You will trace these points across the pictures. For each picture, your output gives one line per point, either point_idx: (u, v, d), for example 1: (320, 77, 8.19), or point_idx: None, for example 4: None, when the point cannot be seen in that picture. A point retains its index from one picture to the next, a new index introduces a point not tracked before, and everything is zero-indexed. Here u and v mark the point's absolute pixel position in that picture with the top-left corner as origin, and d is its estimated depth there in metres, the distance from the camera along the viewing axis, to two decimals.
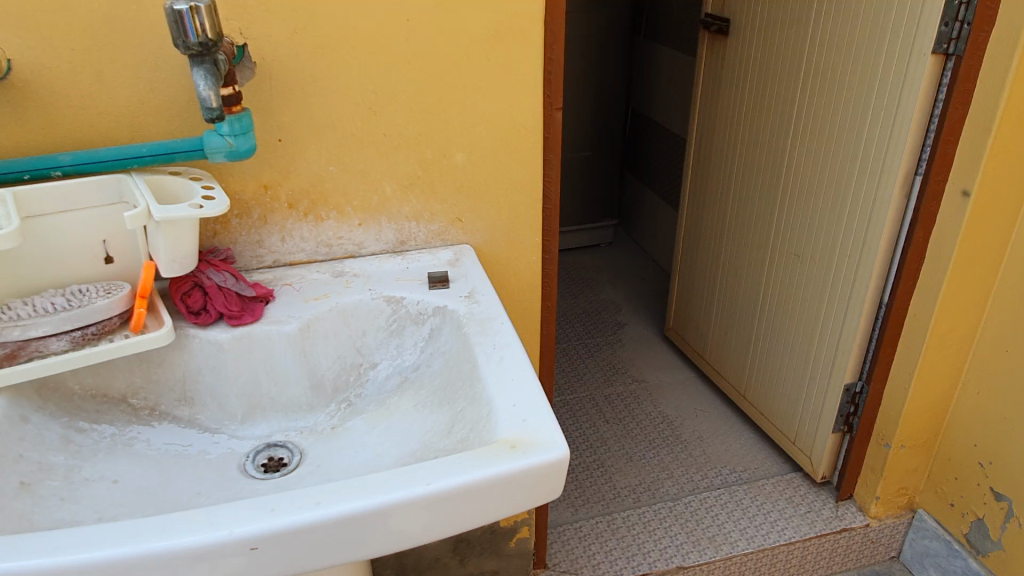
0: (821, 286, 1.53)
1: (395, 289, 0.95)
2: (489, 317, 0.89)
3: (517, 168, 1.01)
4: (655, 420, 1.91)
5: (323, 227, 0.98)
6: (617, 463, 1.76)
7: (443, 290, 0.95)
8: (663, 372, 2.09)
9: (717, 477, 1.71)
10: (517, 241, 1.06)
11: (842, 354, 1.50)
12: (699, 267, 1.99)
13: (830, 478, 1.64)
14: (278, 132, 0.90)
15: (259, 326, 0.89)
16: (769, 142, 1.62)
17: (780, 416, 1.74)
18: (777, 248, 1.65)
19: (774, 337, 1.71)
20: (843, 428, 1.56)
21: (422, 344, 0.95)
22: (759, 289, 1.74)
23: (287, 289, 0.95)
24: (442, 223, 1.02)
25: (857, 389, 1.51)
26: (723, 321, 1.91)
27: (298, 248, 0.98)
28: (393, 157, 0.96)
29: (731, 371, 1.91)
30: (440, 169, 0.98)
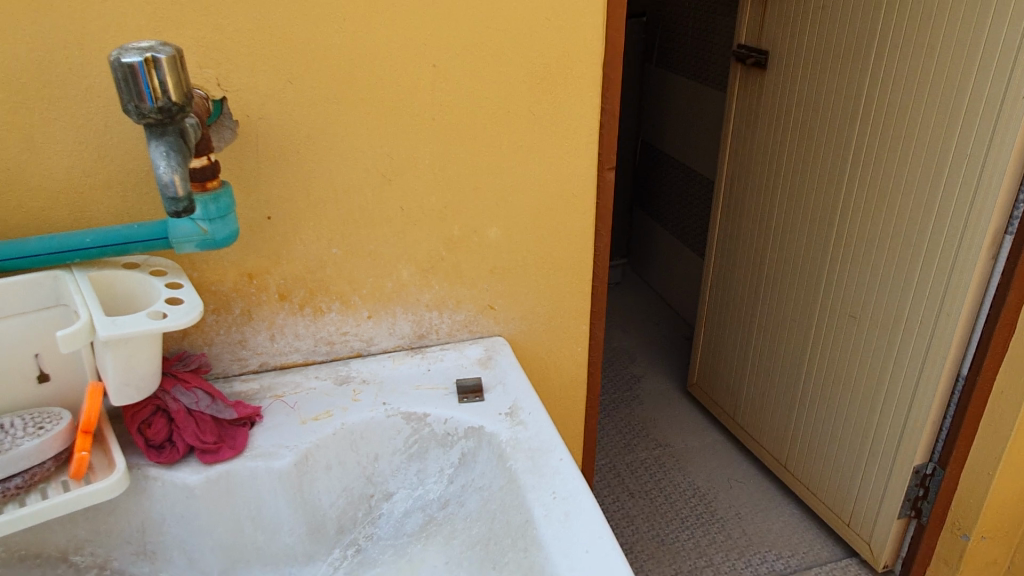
0: (884, 353, 1.35)
1: (415, 401, 0.75)
2: (542, 447, 0.69)
3: (563, 243, 0.82)
4: (686, 492, 1.69)
5: (323, 321, 0.78)
6: (648, 549, 1.53)
7: (477, 403, 0.75)
8: (689, 435, 1.88)
9: (762, 565, 1.49)
10: (560, 329, 0.87)
11: (911, 431, 1.31)
12: (730, 320, 1.80)
13: (892, 566, 1.44)
14: (265, 207, 0.71)
15: (241, 462, 0.67)
16: (819, 187, 1.44)
17: (830, 493, 1.53)
18: (829, 307, 1.47)
19: (822, 404, 1.52)
20: (909, 513, 1.37)
21: (451, 473, 0.75)
22: (805, 349, 1.55)
23: (279, 404, 0.74)
24: (469, 312, 0.82)
25: (929, 470, 1.32)
26: (758, 381, 1.72)
27: (292, 348, 0.78)
28: (412, 234, 0.76)
29: (768, 437, 1.71)
30: (468, 247, 0.79)
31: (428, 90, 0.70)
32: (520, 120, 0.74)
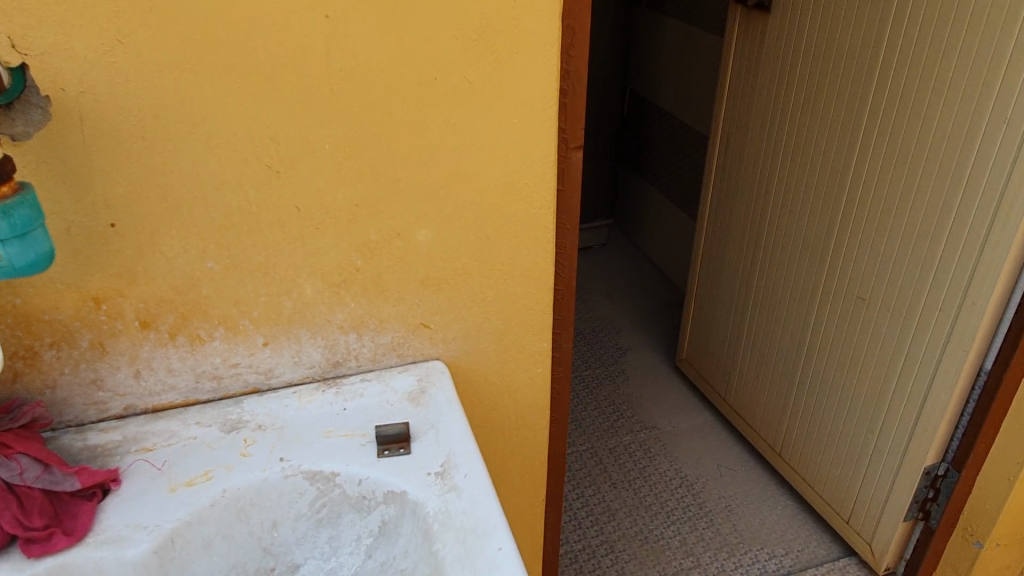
0: (897, 338, 1.18)
1: (322, 455, 0.59)
2: (477, 527, 0.52)
3: (515, 244, 0.64)
4: (673, 481, 1.53)
5: (205, 351, 0.61)
6: (631, 547, 1.38)
7: (401, 458, 0.59)
8: (677, 414, 1.71)
9: (755, 565, 1.34)
10: (514, 348, 0.70)
11: (922, 428, 1.15)
12: (723, 293, 1.63)
13: (895, 568, 1.28)
14: (105, 211, 0.53)
15: (81, 551, 0.51)
16: (829, 148, 1.25)
17: (829, 487, 1.37)
18: (836, 285, 1.30)
19: (823, 391, 1.36)
20: (917, 515, 1.21)
21: (369, 544, 0.59)
22: (807, 329, 1.38)
23: (143, 463, 0.58)
24: (397, 333, 0.65)
25: (941, 471, 1.16)
26: (752, 361, 1.55)
27: (167, 386, 0.61)
28: (315, 239, 0.59)
29: (762, 422, 1.55)
30: (391, 253, 0.61)
31: (321, 50, 0.51)
32: (450, 88, 0.55)
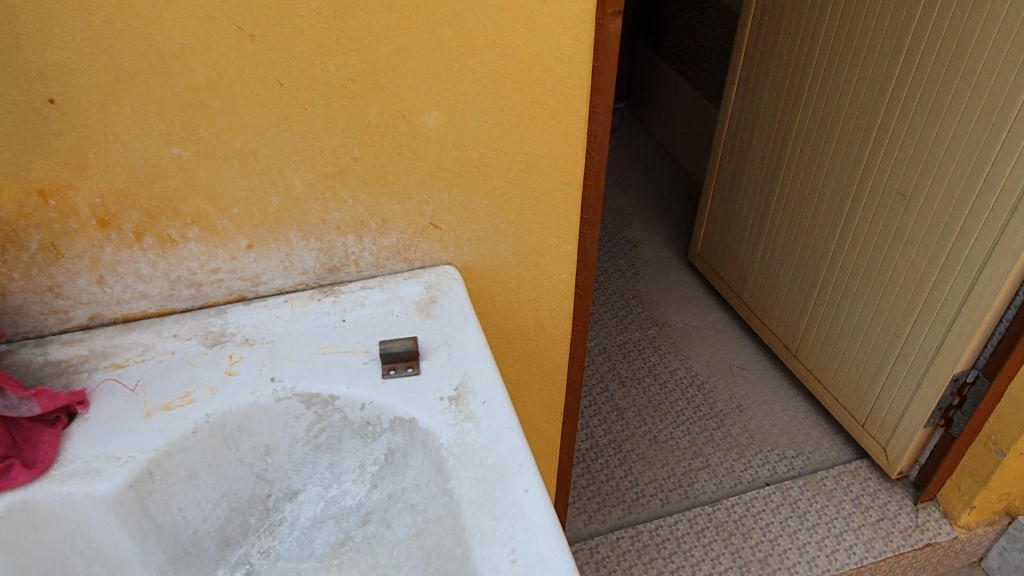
0: (935, 240, 1.09)
1: (318, 375, 0.51)
2: (498, 464, 0.45)
3: (540, 133, 0.54)
4: (683, 380, 1.48)
5: (178, 255, 0.52)
6: (638, 447, 1.36)
7: (409, 379, 0.51)
8: (689, 311, 1.64)
9: (764, 467, 1.31)
10: (536, 252, 0.61)
11: (954, 336, 1.08)
12: (744, 185, 1.51)
13: (908, 472, 1.25)
14: (42, 84, 0.43)
15: (44, 485, 0.44)
16: (881, 23, 1.11)
17: (847, 390, 1.32)
18: (874, 179, 1.18)
19: (847, 292, 1.28)
20: (938, 422, 1.16)
21: (374, 473, 0.53)
22: (835, 226, 1.28)
23: (113, 382, 0.50)
24: (403, 235, 0.56)
25: (970, 378, 1.10)
26: (772, 259, 1.46)
27: (137, 294, 0.53)
28: (302, 121, 0.48)
29: (778, 322, 1.48)
30: (395, 141, 0.51)
31: None
32: None
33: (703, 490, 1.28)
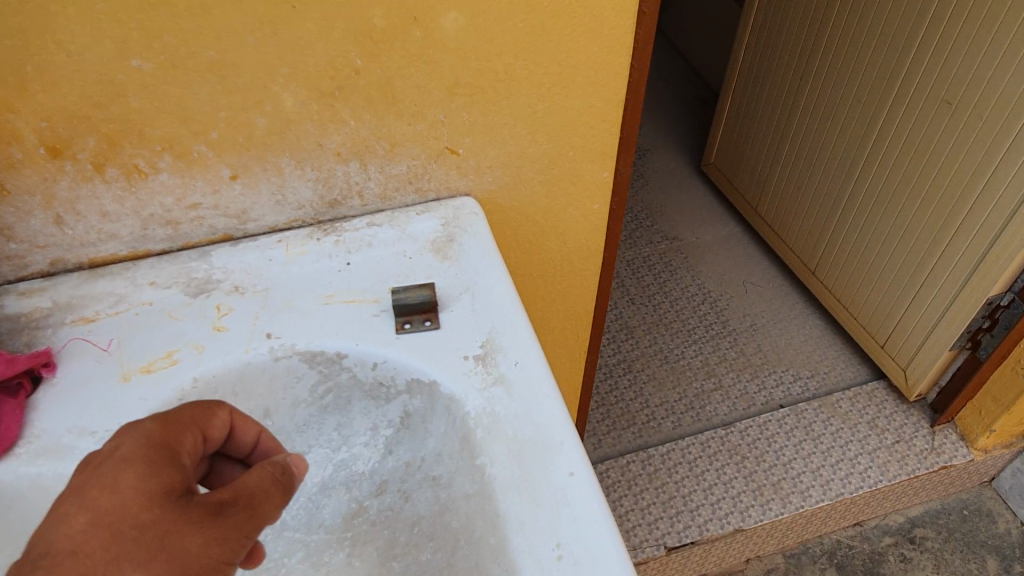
0: (979, 152, 0.99)
1: (321, 329, 0.44)
2: (535, 440, 0.39)
3: (579, 39, 0.45)
4: (695, 298, 1.42)
5: (149, 189, 0.44)
6: (648, 369, 1.31)
7: (427, 334, 0.44)
8: (701, 224, 1.57)
9: (777, 388, 1.28)
10: (567, 180, 0.53)
11: (990, 260, 1.00)
12: (765, 90, 1.40)
13: (927, 394, 1.21)
14: None
15: (9, 468, 0.38)
16: None
17: (867, 311, 1.27)
18: (915, 86, 1.07)
19: (874, 207, 1.20)
20: (964, 345, 1.11)
21: (389, 437, 0.47)
22: (866, 136, 1.18)
23: (83, 341, 0.43)
24: (414, 161, 0.48)
25: (1004, 302, 1.03)
26: (793, 171, 1.37)
27: (105, 235, 0.45)
28: (291, 24, 0.39)
29: (796, 238, 1.40)
30: (405, 49, 0.42)
31: None
32: None
33: (715, 413, 1.24)
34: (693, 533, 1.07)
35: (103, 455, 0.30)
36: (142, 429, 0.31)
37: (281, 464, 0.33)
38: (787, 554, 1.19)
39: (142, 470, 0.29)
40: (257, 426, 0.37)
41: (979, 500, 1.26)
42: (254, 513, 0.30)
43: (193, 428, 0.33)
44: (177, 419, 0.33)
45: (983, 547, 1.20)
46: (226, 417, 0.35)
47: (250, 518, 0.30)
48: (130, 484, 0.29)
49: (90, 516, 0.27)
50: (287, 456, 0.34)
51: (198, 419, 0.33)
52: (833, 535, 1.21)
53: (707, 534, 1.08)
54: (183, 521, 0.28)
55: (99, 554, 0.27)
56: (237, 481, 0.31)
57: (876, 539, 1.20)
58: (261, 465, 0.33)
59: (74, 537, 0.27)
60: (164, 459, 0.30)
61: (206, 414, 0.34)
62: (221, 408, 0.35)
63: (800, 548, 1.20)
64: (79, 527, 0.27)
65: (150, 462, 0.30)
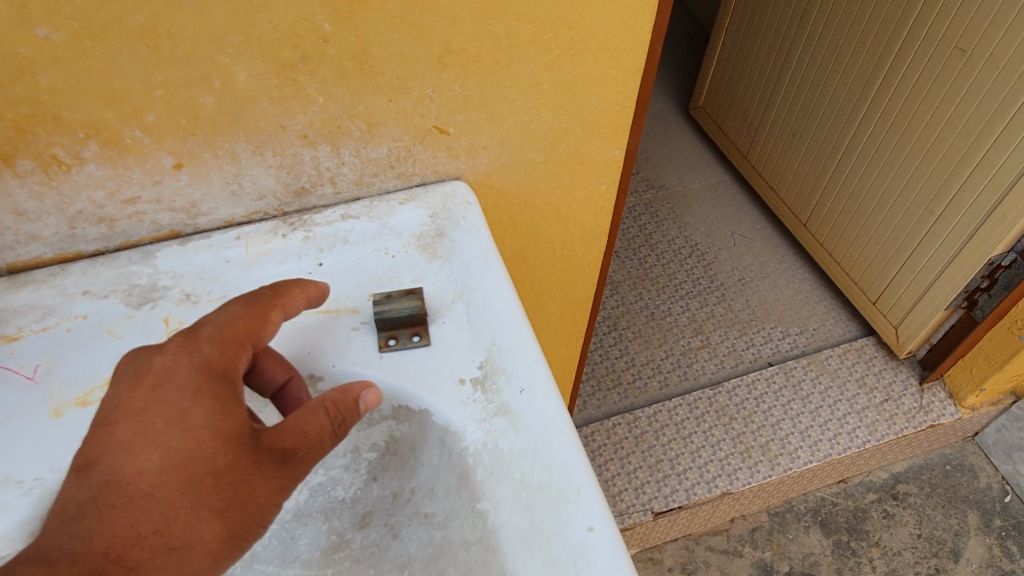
0: (997, 67, 0.83)
1: (292, 344, 0.38)
2: (549, 486, 0.33)
3: None
4: (682, 251, 1.34)
5: (73, 183, 0.36)
6: (633, 326, 1.20)
7: (414, 352, 0.38)
8: (688, 171, 1.50)
9: (767, 345, 1.17)
10: (571, 157, 0.46)
11: (1005, 205, 0.85)
12: (760, 26, 1.27)
13: (918, 351, 1.10)
14: None
15: None
16: None
17: (861, 266, 1.16)
18: (929, 26, 0.92)
19: (877, 145, 1.06)
20: (961, 305, 0.99)
21: (372, 462, 0.41)
22: (870, 65, 1.03)
23: (3, 367, 0.35)
24: (396, 142, 0.41)
25: (1005, 262, 0.91)
26: (789, 114, 1.25)
27: (23, 236, 0.37)
28: None
29: (789, 188, 1.31)
30: (384, 10, 0.34)
31: None
32: None
33: (703, 371, 1.13)
34: (680, 497, 0.97)
35: (157, 377, 0.31)
36: (201, 351, 0.32)
37: (349, 403, 0.32)
38: (773, 512, 1.07)
39: (210, 407, 0.31)
40: (302, 294, 0.35)
41: (962, 455, 1.13)
42: (314, 458, 0.31)
43: (248, 342, 0.33)
44: (237, 336, 0.32)
45: (964, 502, 1.08)
46: (280, 319, 0.34)
47: (309, 463, 0.31)
48: (200, 424, 0.30)
49: (162, 456, 0.29)
50: (354, 390, 0.32)
51: (256, 332, 0.33)
52: (816, 492, 1.08)
53: (694, 499, 0.97)
54: (250, 469, 0.30)
55: (179, 498, 0.29)
56: (296, 424, 0.31)
57: (860, 495, 1.08)
58: (323, 399, 0.31)
59: (150, 478, 0.29)
60: (227, 388, 0.31)
61: (261, 327, 0.33)
62: (276, 314, 0.34)
63: (785, 506, 1.07)
64: (153, 466, 0.29)
65: (213, 392, 0.31)
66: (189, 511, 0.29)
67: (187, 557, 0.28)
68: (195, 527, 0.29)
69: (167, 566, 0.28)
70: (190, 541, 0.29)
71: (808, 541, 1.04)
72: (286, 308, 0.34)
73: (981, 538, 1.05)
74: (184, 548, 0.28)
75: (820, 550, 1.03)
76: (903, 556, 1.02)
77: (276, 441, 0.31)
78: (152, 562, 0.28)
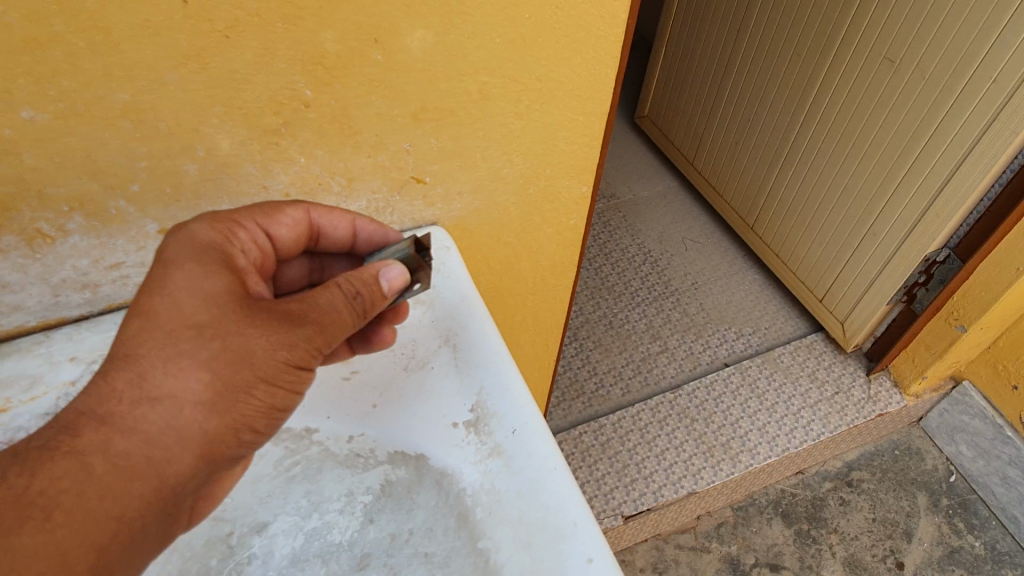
0: (922, 77, 0.88)
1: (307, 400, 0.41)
2: (547, 524, 0.35)
3: (564, 52, 0.39)
4: (636, 259, 1.37)
5: (58, 254, 0.36)
6: (593, 335, 1.23)
7: (413, 401, 0.40)
8: (636, 180, 1.53)
9: (722, 347, 1.21)
10: (539, 195, 0.47)
11: (939, 206, 0.90)
12: (699, 39, 1.31)
13: (863, 343, 1.16)
14: None
15: None
16: None
17: (806, 265, 1.21)
18: (859, 38, 0.97)
19: (816, 150, 1.10)
20: (901, 299, 1.04)
21: (368, 505, 0.41)
22: (805, 75, 1.08)
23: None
24: (375, 194, 0.42)
25: (940, 258, 0.96)
26: (731, 122, 1.29)
27: (6, 307, 0.37)
28: (222, 57, 0.32)
29: (735, 193, 1.35)
30: (362, 75, 0.35)
31: None
32: None
33: (663, 376, 1.17)
34: (648, 500, 0.99)
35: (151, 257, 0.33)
36: (184, 225, 0.34)
37: (371, 280, 0.34)
38: (736, 507, 1.10)
39: (191, 269, 0.32)
40: (346, 217, 0.39)
41: (908, 439, 1.19)
42: (325, 319, 0.32)
43: (248, 224, 0.35)
44: (238, 215, 0.35)
45: (914, 484, 1.14)
46: (304, 215, 0.38)
47: (321, 323, 0.32)
48: (178, 286, 0.31)
49: (140, 322, 0.30)
50: (382, 272, 0.35)
51: (265, 215, 0.36)
52: (776, 484, 1.13)
53: (662, 501, 1.00)
54: (243, 321, 0.31)
55: (183, 371, 0.30)
56: (311, 294, 0.33)
57: (817, 485, 1.13)
58: (343, 279, 0.34)
59: (128, 344, 0.30)
60: (215, 257, 0.33)
61: (272, 213, 0.36)
62: (293, 209, 0.37)
63: (748, 500, 1.11)
64: (133, 333, 0.30)
65: (195, 258, 0.32)
66: (165, 362, 0.29)
67: (175, 406, 0.29)
68: (179, 378, 0.29)
69: (153, 420, 0.29)
70: (171, 391, 0.29)
71: (771, 532, 1.08)
72: (309, 210, 0.38)
73: (930, 517, 1.10)
74: (166, 398, 0.29)
75: (783, 540, 1.07)
76: (860, 540, 1.07)
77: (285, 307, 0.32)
78: (137, 414, 0.29)
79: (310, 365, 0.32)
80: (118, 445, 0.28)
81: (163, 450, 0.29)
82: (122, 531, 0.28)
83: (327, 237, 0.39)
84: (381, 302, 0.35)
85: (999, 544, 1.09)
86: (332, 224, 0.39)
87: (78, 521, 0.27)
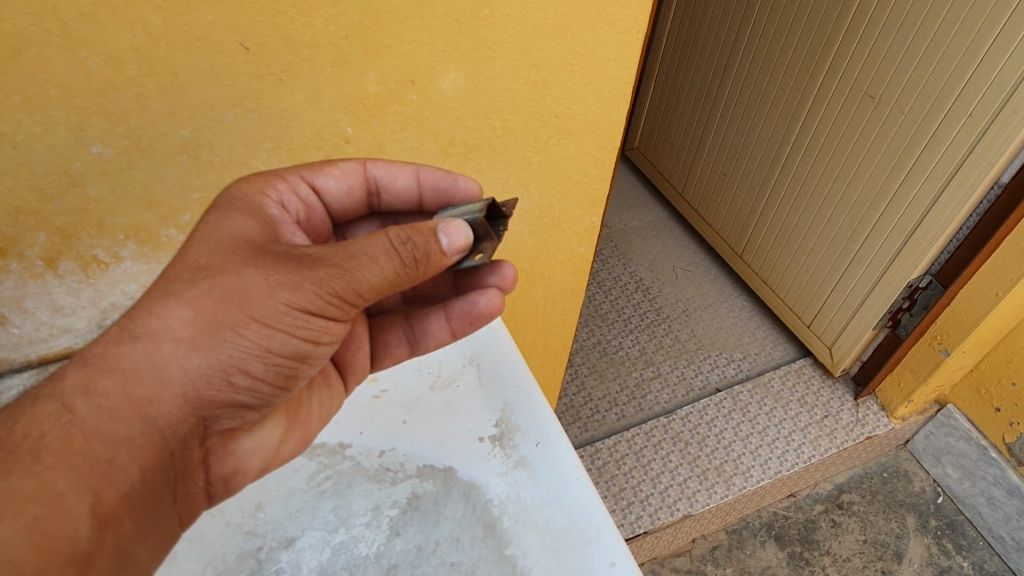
0: (902, 112, 0.93)
1: (355, 422, 0.44)
2: (571, 529, 0.37)
3: (581, 93, 0.42)
4: (628, 287, 1.40)
5: (109, 279, 0.39)
6: (587, 362, 1.26)
7: (446, 420, 0.43)
8: (627, 211, 1.57)
9: (713, 372, 1.24)
10: (551, 224, 0.50)
11: (921, 234, 0.95)
12: (688, 76, 1.37)
13: (850, 368, 1.19)
14: None
15: None
16: None
17: (793, 292, 1.25)
18: (840, 75, 1.02)
19: (801, 182, 1.15)
20: (886, 324, 1.08)
21: (394, 518, 0.41)
22: (790, 110, 1.13)
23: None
24: None
25: (922, 284, 1.00)
26: (718, 154, 1.34)
27: (56, 330, 0.39)
28: (274, 97, 0.35)
29: (723, 223, 1.39)
30: (398, 112, 0.38)
31: None
32: None
33: (657, 401, 1.19)
34: (645, 523, 1.01)
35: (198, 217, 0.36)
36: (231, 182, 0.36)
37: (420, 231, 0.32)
38: (729, 531, 1.12)
39: (217, 216, 0.34)
40: (410, 166, 0.39)
41: (896, 462, 1.22)
42: (340, 261, 0.31)
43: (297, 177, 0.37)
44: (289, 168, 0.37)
45: (902, 506, 1.16)
46: (362, 167, 0.38)
47: (332, 265, 0.31)
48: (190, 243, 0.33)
49: None
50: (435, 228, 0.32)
51: (313, 167, 0.38)
52: (768, 508, 1.15)
53: (659, 523, 1.01)
54: (245, 264, 0.32)
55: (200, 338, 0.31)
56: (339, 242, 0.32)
57: (808, 507, 1.15)
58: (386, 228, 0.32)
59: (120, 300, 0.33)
60: (248, 205, 0.35)
61: (320, 165, 0.38)
62: (343, 161, 0.38)
63: (741, 524, 1.13)
64: None
65: (221, 206, 0.34)
66: (145, 305, 0.31)
67: (154, 342, 0.31)
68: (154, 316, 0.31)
69: (130, 357, 0.31)
70: (151, 329, 0.31)
71: (765, 555, 1.10)
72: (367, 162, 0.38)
73: (919, 538, 1.13)
74: (144, 335, 0.31)
75: (776, 563, 1.09)
76: (852, 561, 1.09)
77: (305, 253, 0.32)
78: (120, 352, 0.31)
79: (326, 310, 0.32)
80: (98, 384, 0.30)
81: (145, 391, 0.31)
82: (118, 473, 0.30)
83: (389, 188, 0.39)
84: (437, 259, 0.32)
85: (986, 564, 1.11)
86: (393, 176, 0.39)
87: (68, 463, 0.29)
